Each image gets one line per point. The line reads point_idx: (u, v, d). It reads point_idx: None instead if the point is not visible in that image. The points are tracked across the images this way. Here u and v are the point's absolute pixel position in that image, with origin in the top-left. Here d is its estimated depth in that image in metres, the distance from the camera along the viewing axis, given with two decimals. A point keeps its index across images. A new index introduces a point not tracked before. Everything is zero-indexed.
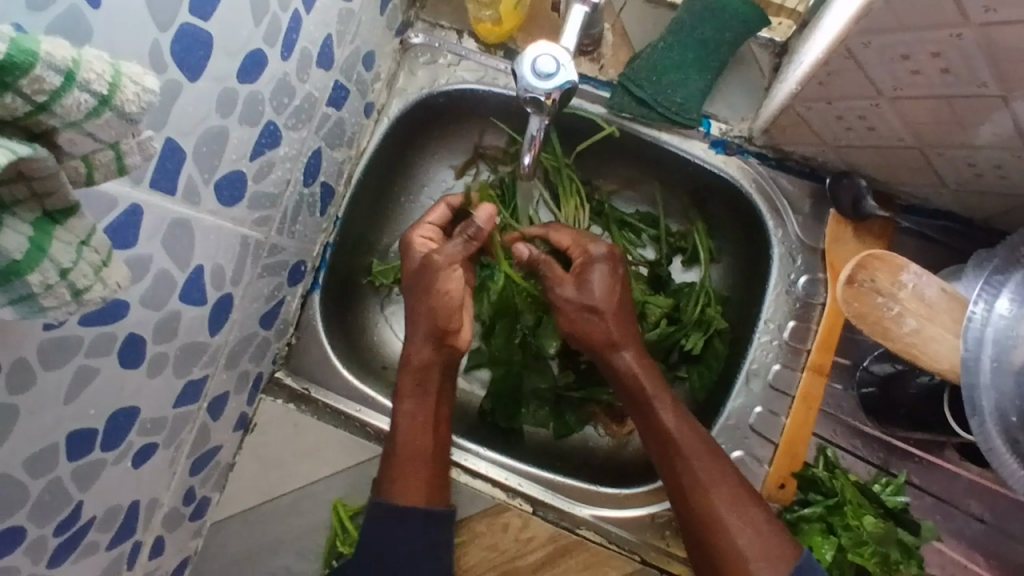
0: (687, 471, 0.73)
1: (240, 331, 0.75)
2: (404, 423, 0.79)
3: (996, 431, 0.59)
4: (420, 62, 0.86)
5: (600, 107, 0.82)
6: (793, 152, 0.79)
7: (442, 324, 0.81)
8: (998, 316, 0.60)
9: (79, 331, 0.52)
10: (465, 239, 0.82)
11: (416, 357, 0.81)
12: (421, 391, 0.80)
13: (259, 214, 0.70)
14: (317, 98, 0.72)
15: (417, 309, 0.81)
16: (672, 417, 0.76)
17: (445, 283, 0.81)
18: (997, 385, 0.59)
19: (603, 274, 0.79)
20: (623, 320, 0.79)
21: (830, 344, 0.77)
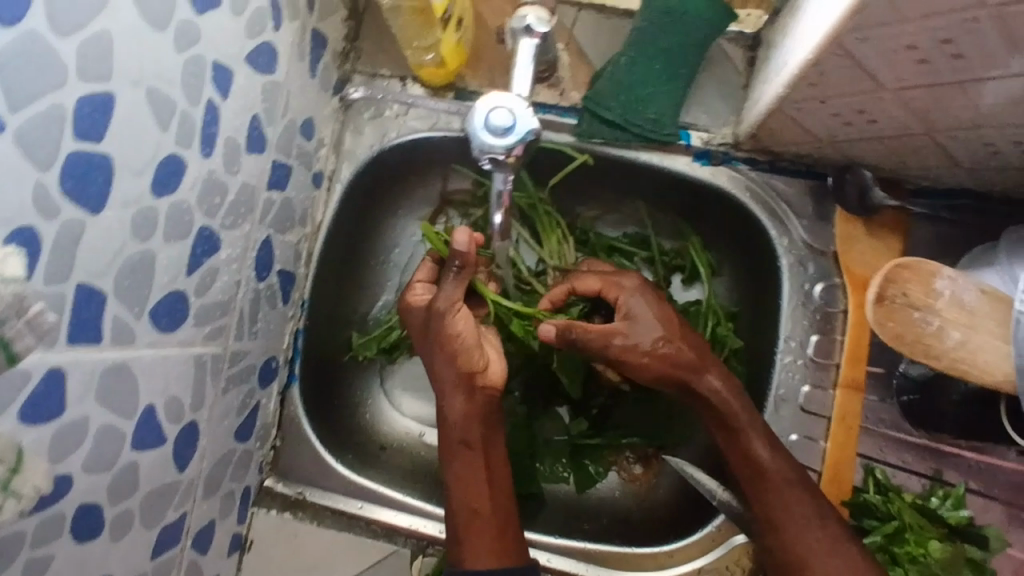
0: (787, 509, 0.62)
1: (214, 453, 0.68)
2: (455, 484, 0.68)
3: None
4: (364, 117, 0.78)
5: (568, 136, 0.75)
6: (785, 153, 0.72)
7: (465, 366, 0.68)
8: None
9: (19, 524, 0.45)
10: (456, 271, 0.68)
11: (453, 415, 0.69)
12: (464, 448, 0.68)
13: (210, 327, 0.62)
14: (254, 186, 0.64)
15: (435, 361, 0.69)
16: (765, 448, 0.64)
17: (454, 325, 0.68)
18: None
19: (638, 296, 0.69)
20: (691, 341, 0.67)
21: (859, 355, 0.71)
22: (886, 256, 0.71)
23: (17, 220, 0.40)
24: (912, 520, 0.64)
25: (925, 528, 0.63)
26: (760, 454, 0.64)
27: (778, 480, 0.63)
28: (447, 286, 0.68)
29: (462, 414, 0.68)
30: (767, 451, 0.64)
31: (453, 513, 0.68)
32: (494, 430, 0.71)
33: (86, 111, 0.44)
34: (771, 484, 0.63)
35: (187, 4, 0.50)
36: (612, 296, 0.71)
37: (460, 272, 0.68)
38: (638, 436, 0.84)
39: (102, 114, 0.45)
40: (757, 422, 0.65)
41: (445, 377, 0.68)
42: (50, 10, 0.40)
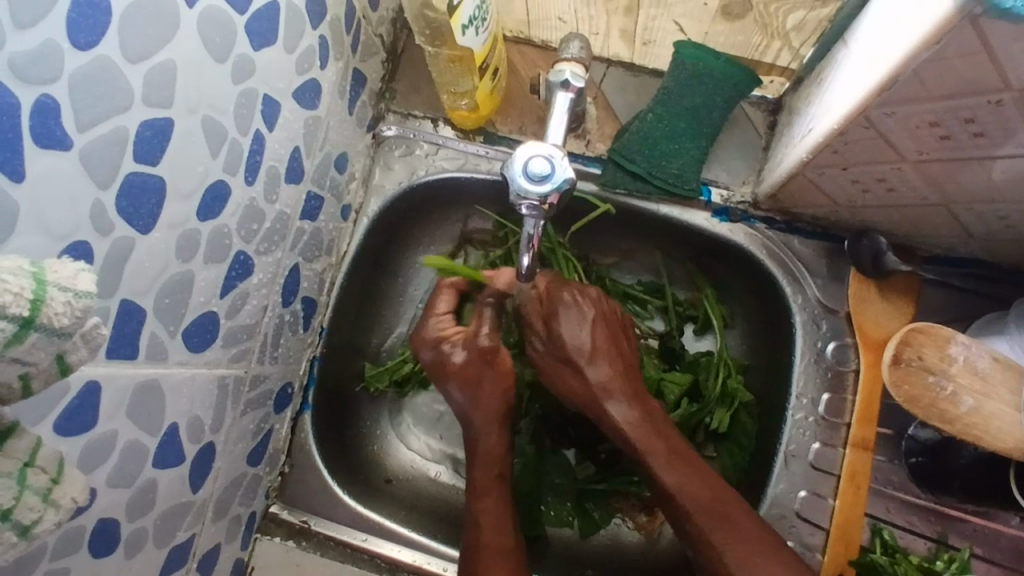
0: (718, 541, 0.61)
1: (227, 478, 0.67)
2: (484, 521, 0.68)
3: None
4: (395, 155, 0.81)
5: (592, 185, 0.77)
6: (802, 214, 0.74)
7: (507, 405, 0.72)
8: None
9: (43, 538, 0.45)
10: (492, 307, 0.73)
11: (488, 446, 0.71)
12: (494, 481, 0.70)
13: (236, 350, 0.63)
14: (289, 215, 0.66)
15: (478, 394, 0.71)
16: (673, 475, 0.64)
17: (506, 363, 0.72)
18: None
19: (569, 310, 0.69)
20: (605, 364, 0.68)
21: (870, 415, 0.71)
22: (899, 319, 0.73)
23: (71, 235, 0.42)
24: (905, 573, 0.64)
25: None
26: (680, 481, 0.64)
27: (706, 512, 0.63)
28: (484, 323, 0.73)
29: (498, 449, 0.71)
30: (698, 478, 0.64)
31: (475, 549, 0.66)
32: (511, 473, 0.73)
33: (146, 134, 0.46)
34: (689, 514, 0.63)
35: (248, 41, 0.52)
36: (545, 301, 0.70)
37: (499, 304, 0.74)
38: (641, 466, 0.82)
39: (160, 139, 0.47)
40: (674, 452, 0.66)
41: (488, 410, 0.71)
42: (123, 38, 0.41)
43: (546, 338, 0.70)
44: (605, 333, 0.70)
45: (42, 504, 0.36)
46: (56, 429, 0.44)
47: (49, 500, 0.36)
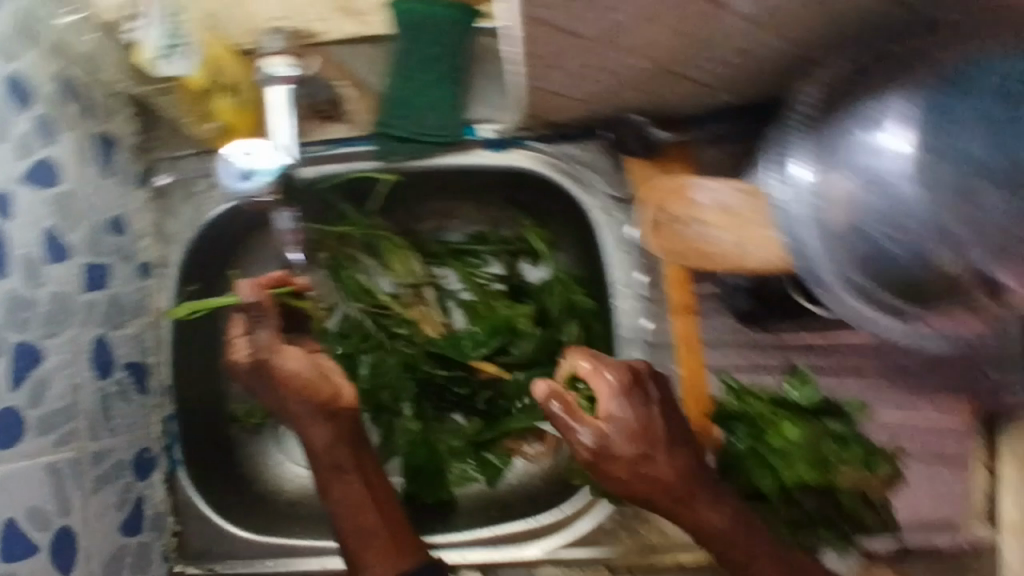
0: (689, 511, 0.62)
1: (102, 553, 0.68)
2: (343, 513, 0.72)
3: (851, 297, 0.56)
4: (178, 200, 0.79)
5: (370, 160, 0.79)
6: (566, 121, 0.76)
7: (315, 399, 0.73)
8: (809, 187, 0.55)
9: None
10: (258, 321, 0.73)
11: (318, 445, 0.73)
12: (340, 472, 0.73)
13: (58, 435, 0.63)
14: (69, 292, 0.66)
15: (283, 404, 0.73)
16: (663, 457, 0.61)
17: (286, 366, 0.73)
18: (834, 257, 0.55)
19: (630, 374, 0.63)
20: (664, 448, 0.61)
21: (683, 280, 0.76)
22: None
23: None
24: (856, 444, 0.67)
25: (786, 420, 0.68)
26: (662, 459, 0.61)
27: (645, 491, 0.61)
28: (256, 333, 0.73)
29: (329, 442, 0.73)
30: (676, 464, 0.62)
31: (344, 541, 0.71)
32: (363, 451, 0.76)
33: None
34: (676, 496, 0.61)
35: None
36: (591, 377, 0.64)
37: (257, 318, 0.73)
38: (540, 372, 0.86)
39: None
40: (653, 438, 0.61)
41: (298, 417, 0.73)
42: None
43: (598, 435, 0.61)
44: (673, 438, 0.62)
45: None
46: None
47: None
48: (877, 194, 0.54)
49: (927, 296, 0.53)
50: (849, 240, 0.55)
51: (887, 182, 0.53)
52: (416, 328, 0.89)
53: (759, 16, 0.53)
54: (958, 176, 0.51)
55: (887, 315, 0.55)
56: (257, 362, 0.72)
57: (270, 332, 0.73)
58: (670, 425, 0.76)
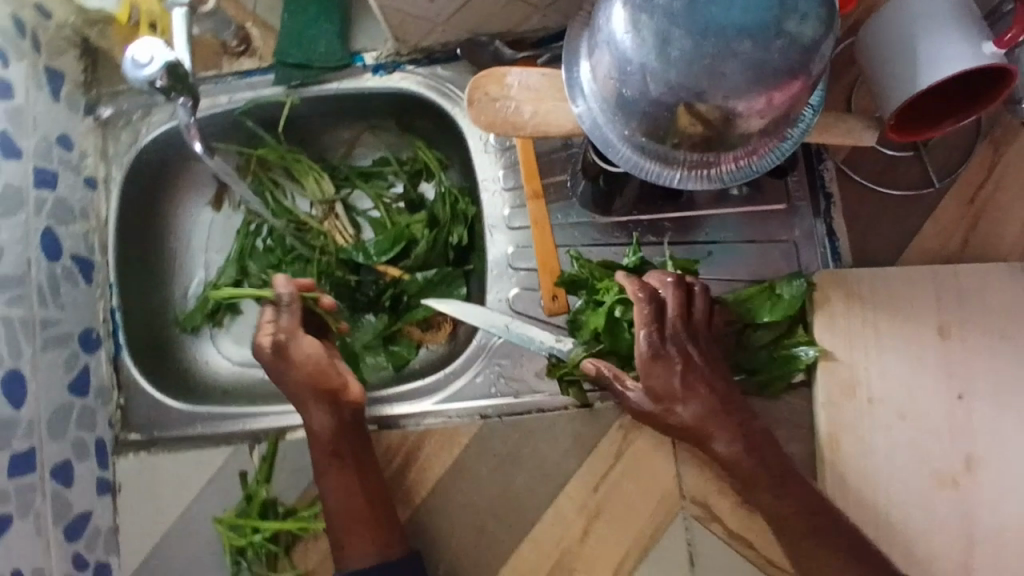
0: (677, 416, 0.77)
1: (51, 400, 0.83)
2: (332, 493, 0.82)
3: (631, 152, 0.72)
4: (120, 128, 0.97)
5: (276, 88, 0.96)
6: (430, 44, 0.93)
7: (321, 389, 0.84)
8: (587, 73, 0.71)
9: None
10: (286, 307, 0.88)
11: (317, 427, 0.84)
12: (337, 460, 0.83)
13: (11, 295, 0.79)
14: (20, 186, 0.82)
15: (291, 384, 0.84)
16: (679, 403, 0.76)
17: (295, 349, 0.86)
18: (610, 120, 0.71)
19: (665, 309, 0.77)
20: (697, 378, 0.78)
21: (531, 171, 0.91)
22: None
23: None
24: (760, 301, 0.84)
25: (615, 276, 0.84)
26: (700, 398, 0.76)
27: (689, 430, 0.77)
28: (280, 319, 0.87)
29: (330, 432, 0.83)
30: (701, 410, 0.76)
31: (332, 516, 0.81)
32: (362, 443, 0.86)
33: None
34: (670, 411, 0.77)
35: None
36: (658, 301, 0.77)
37: (288, 305, 0.87)
38: (432, 270, 1.01)
39: None
40: (688, 389, 0.77)
41: (300, 397, 0.84)
42: None
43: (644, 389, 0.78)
44: (691, 367, 0.77)
45: None
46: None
47: None
48: (612, 57, 0.66)
49: (671, 144, 0.70)
50: (614, 106, 0.70)
51: (617, 42, 0.65)
52: (330, 239, 1.04)
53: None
54: (655, 27, 0.62)
55: (656, 161, 0.72)
56: (279, 348, 0.85)
57: (291, 318, 0.87)
58: (530, 294, 0.91)
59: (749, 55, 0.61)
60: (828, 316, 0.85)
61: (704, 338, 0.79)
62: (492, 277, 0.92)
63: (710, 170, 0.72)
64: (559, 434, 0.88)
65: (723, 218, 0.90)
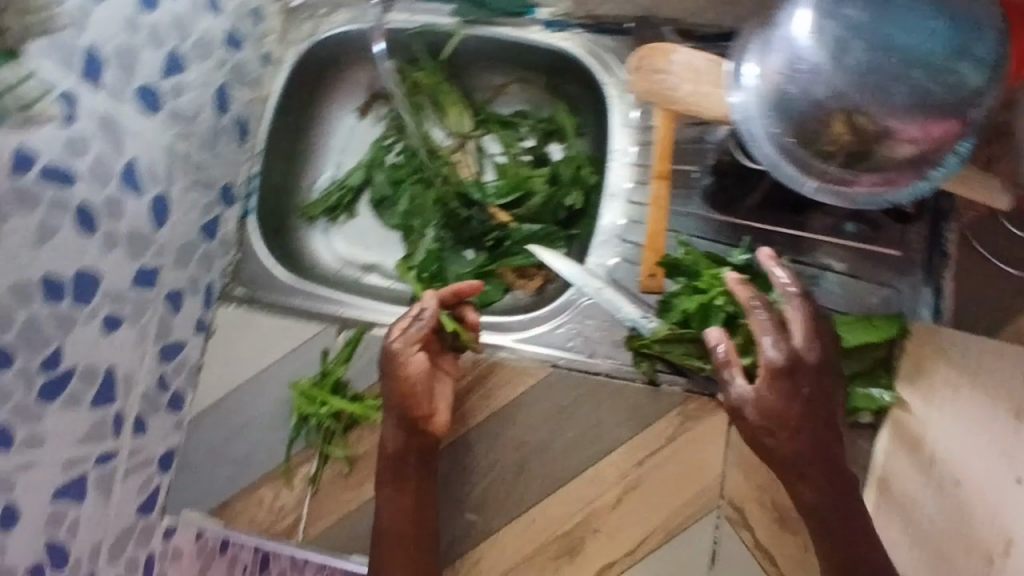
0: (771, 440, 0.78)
1: (184, 232, 0.91)
2: (387, 509, 0.87)
3: (773, 150, 0.74)
4: (303, 18, 1.06)
5: (450, 19, 1.04)
6: (601, 15, 0.99)
7: (409, 405, 0.88)
8: (750, 67, 0.75)
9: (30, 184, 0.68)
10: (420, 317, 0.89)
11: (389, 438, 0.88)
12: (400, 477, 0.87)
13: (181, 127, 0.87)
14: (213, 37, 0.90)
15: (386, 390, 0.89)
16: (771, 426, 0.78)
17: (407, 367, 0.88)
18: (763, 114, 0.74)
19: (809, 339, 0.77)
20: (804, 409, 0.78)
21: (666, 152, 0.92)
22: None
23: None
24: (849, 327, 0.86)
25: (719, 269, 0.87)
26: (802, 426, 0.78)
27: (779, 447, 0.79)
28: (408, 328, 0.88)
29: (396, 449, 0.88)
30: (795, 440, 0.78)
31: (379, 531, 0.87)
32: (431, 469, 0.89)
33: None
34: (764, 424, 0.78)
35: None
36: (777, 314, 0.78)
37: (419, 320, 0.89)
38: (539, 225, 1.06)
39: None
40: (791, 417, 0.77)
41: (390, 407, 0.88)
42: None
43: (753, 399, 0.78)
44: (810, 399, 0.77)
45: None
46: (19, 146, 0.67)
47: None
48: (784, 57, 0.71)
49: (817, 150, 0.72)
50: (771, 102, 0.73)
51: (794, 42, 0.71)
52: (455, 171, 1.10)
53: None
54: (836, 31, 0.68)
55: (794, 164, 0.74)
56: (389, 353, 0.89)
57: (419, 333, 0.89)
58: (631, 268, 0.94)
59: (918, 82, 0.67)
60: (916, 362, 0.86)
61: (827, 369, 0.79)
62: (598, 243, 0.96)
63: (843, 187, 0.74)
64: (622, 398, 0.91)
65: (834, 249, 0.92)
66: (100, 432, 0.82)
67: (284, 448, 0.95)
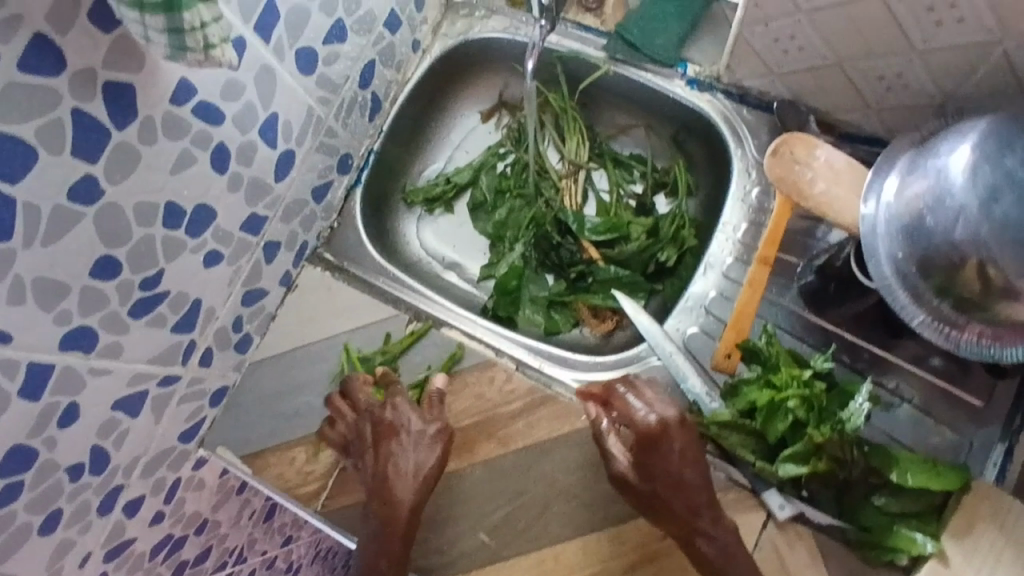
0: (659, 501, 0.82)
1: (297, 191, 0.94)
2: (389, 569, 0.87)
3: (890, 271, 0.73)
4: (460, 15, 1.08)
5: (599, 52, 1.03)
6: (750, 86, 0.97)
7: (415, 475, 0.90)
8: (891, 183, 0.74)
9: (185, 116, 0.71)
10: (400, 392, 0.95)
11: (403, 505, 0.89)
12: (402, 545, 0.88)
13: (323, 93, 0.90)
14: (377, 16, 0.93)
15: (393, 458, 0.91)
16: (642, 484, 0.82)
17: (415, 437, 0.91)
18: (890, 232, 0.73)
19: (663, 400, 0.84)
20: (685, 475, 0.81)
21: (775, 239, 0.90)
22: None
23: None
24: (908, 464, 0.81)
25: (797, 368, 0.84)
26: (677, 492, 0.81)
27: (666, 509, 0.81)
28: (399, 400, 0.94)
29: (408, 516, 0.88)
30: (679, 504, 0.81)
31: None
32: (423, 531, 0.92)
33: None
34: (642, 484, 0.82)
35: None
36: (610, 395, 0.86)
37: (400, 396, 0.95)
38: (626, 271, 1.05)
39: None
40: (670, 484, 0.81)
41: (403, 475, 0.90)
42: None
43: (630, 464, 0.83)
44: (678, 473, 0.81)
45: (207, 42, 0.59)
46: (185, 78, 0.69)
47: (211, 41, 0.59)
48: (931, 186, 0.69)
49: (938, 288, 0.70)
50: (901, 225, 0.71)
51: (946, 177, 0.68)
52: (560, 199, 1.11)
53: (916, 17, 0.73)
54: (992, 179, 0.64)
55: (908, 293, 0.72)
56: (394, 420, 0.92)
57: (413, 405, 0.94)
58: (707, 342, 0.94)
59: None
60: (967, 519, 0.80)
61: (693, 454, 0.82)
62: (682, 308, 0.96)
63: (950, 329, 0.72)
64: None
65: (920, 381, 0.88)
66: (171, 356, 0.85)
67: (321, 419, 0.98)
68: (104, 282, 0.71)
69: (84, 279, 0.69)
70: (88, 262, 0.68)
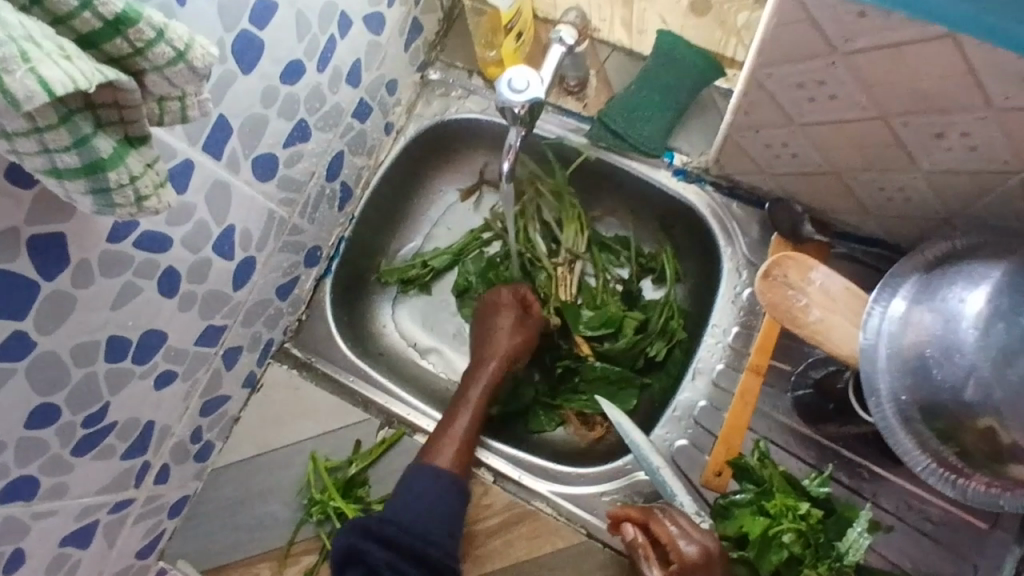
0: None
1: (259, 294, 0.88)
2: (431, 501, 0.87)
3: (892, 413, 0.67)
4: (436, 94, 1.02)
5: (582, 138, 0.98)
6: (741, 181, 0.91)
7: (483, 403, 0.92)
8: (893, 315, 0.68)
9: (127, 248, 0.65)
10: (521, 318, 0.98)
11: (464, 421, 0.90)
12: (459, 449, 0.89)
13: (285, 195, 0.84)
14: (343, 109, 0.88)
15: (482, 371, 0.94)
16: None
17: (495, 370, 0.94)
18: (892, 371, 0.67)
19: (702, 528, 0.78)
20: None
21: (766, 348, 0.86)
22: None
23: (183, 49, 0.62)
24: None
25: (791, 495, 0.78)
26: None
27: None
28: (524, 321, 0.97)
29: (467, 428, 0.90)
30: None
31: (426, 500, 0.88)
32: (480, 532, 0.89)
33: (261, 5, 0.68)
34: None
35: None
36: (651, 520, 0.79)
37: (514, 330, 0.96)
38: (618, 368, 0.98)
39: (268, 11, 0.69)
40: None
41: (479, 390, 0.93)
42: None
43: None
44: None
45: (135, 202, 0.52)
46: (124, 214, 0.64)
47: (140, 200, 0.53)
48: (943, 332, 0.63)
49: (943, 436, 0.65)
50: (905, 366, 0.66)
51: (959, 325, 0.62)
52: (553, 290, 1.03)
53: (923, 143, 0.65)
54: (1006, 339, 0.59)
55: (912, 437, 0.67)
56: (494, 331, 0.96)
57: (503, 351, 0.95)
58: (696, 454, 0.89)
59: None
60: None
61: None
62: (670, 416, 0.91)
63: (956, 476, 0.67)
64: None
65: (920, 502, 0.83)
66: (122, 482, 0.80)
67: (289, 532, 0.90)
68: (40, 430, 0.65)
69: (17, 432, 0.63)
70: (21, 416, 0.63)
